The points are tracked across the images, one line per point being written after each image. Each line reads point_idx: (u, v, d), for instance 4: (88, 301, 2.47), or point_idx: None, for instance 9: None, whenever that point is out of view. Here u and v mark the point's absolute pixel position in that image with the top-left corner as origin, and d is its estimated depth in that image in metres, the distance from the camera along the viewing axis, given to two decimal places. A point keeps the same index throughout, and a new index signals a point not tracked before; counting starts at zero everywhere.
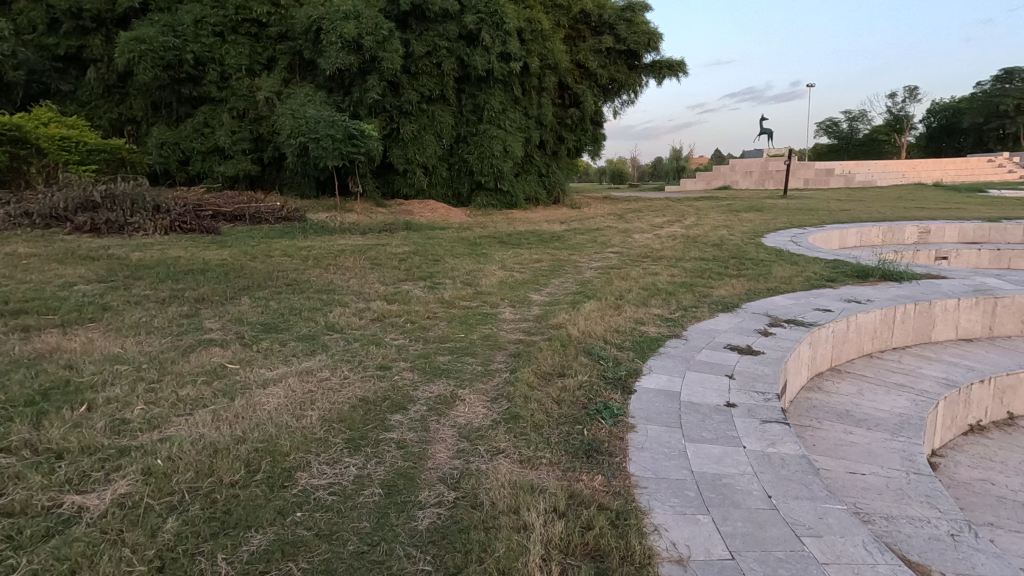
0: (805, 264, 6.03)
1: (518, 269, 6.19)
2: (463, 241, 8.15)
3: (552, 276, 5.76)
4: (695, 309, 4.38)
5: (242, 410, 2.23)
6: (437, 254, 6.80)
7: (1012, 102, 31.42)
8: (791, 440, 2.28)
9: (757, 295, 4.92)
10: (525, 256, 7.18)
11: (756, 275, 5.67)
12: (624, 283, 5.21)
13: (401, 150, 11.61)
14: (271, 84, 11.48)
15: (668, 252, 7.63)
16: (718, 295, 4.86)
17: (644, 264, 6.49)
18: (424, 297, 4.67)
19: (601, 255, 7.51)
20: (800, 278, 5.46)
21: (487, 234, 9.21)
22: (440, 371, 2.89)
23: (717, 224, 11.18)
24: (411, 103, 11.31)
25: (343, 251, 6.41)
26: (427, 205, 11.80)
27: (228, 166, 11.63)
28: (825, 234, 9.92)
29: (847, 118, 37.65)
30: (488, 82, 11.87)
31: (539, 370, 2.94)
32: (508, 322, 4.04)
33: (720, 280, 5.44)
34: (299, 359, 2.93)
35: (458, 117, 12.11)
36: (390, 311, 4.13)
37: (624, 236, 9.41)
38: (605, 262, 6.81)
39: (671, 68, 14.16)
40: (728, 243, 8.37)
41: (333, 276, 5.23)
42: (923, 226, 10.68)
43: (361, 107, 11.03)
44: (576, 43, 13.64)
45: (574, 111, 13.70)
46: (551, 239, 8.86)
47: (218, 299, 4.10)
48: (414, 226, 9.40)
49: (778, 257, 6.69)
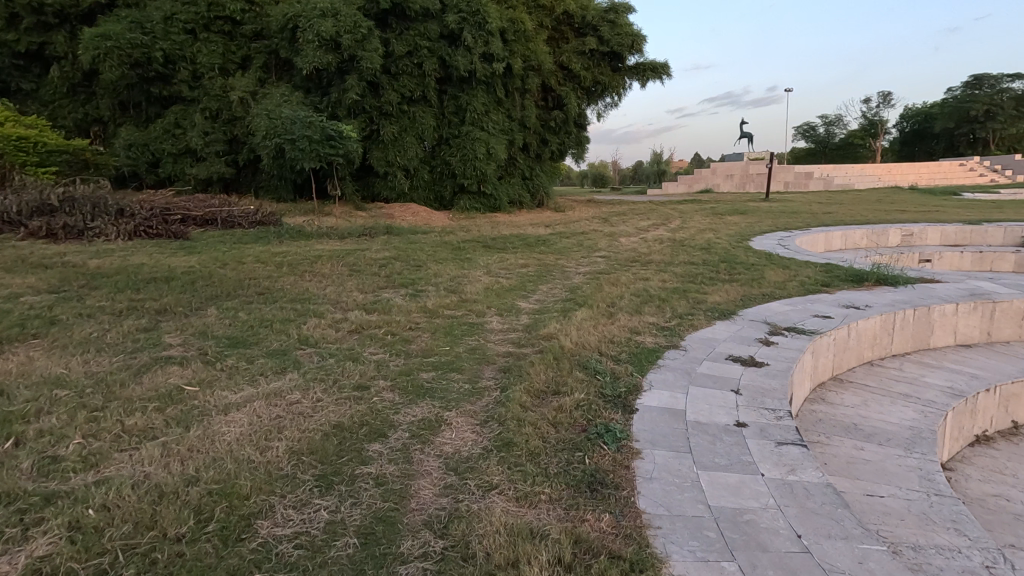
0: (798, 269, 5.90)
1: (504, 275, 5.95)
2: (446, 246, 7.89)
3: (540, 282, 5.54)
4: (691, 316, 4.19)
5: (197, 443, 1.96)
6: (419, 260, 6.54)
7: (981, 108, 32.20)
8: (811, 466, 2.08)
9: (752, 301, 4.75)
10: (511, 261, 6.95)
11: (749, 280, 5.52)
12: (615, 290, 5.02)
13: (381, 152, 11.31)
14: (246, 83, 11.09)
15: (656, 256, 7.47)
16: (713, 301, 4.68)
17: (633, 269, 6.31)
18: (406, 306, 4.41)
19: (589, 259, 7.31)
20: (794, 283, 5.32)
21: (470, 239, 8.97)
22: (424, 391, 2.64)
23: (702, 228, 11.09)
24: (392, 104, 11.02)
25: (320, 257, 6.10)
26: (409, 209, 11.51)
27: (200, 168, 11.21)
28: (811, 238, 9.87)
29: (823, 123, 38.25)
30: (470, 83, 11.64)
31: (532, 388, 2.71)
32: (496, 333, 3.81)
33: (713, 286, 5.27)
34: (266, 379, 2.65)
35: (440, 119, 11.85)
36: (369, 323, 3.86)
37: (610, 239, 9.25)
38: (593, 267, 6.61)
39: (655, 70, 14.09)
40: (716, 246, 8.25)
41: (308, 283, 4.94)
42: (906, 229, 10.70)
43: (339, 107, 10.71)
44: (560, 45, 13.49)
45: (558, 114, 13.54)
46: (537, 244, 8.65)
47: (181, 311, 3.79)
48: (395, 230, 9.12)
49: (769, 261, 6.57)
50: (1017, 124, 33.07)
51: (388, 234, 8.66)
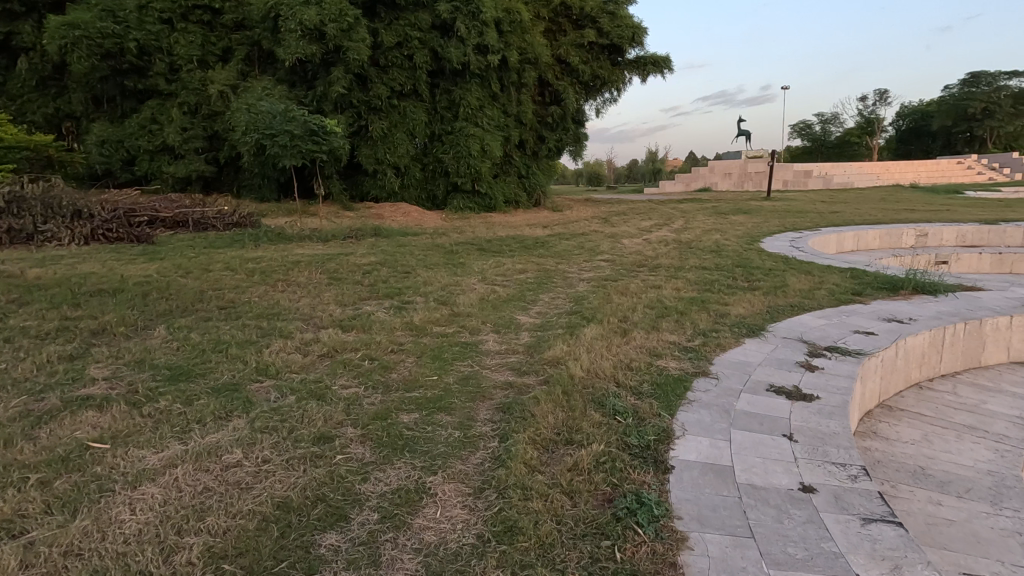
0: (823, 275, 5.39)
1: (501, 283, 5.42)
2: (438, 250, 7.35)
3: (540, 291, 5.01)
4: (717, 333, 3.66)
5: (78, 542, 1.42)
6: (408, 265, 6.00)
7: (979, 105, 31.90)
8: (919, 560, 1.54)
9: (781, 313, 4.23)
10: (507, 266, 6.41)
11: (772, 288, 4.99)
12: (626, 300, 4.49)
13: (371, 149, 10.75)
14: (226, 76, 10.49)
15: (664, 259, 6.97)
16: (738, 313, 4.15)
17: (642, 275, 5.77)
18: (391, 322, 3.86)
19: (592, 263, 6.79)
20: (822, 291, 4.80)
21: (464, 241, 8.43)
22: (403, 444, 2.09)
23: (707, 228, 10.59)
24: (381, 99, 10.45)
25: (298, 263, 5.55)
26: (399, 209, 10.96)
27: (178, 166, 10.62)
28: (822, 238, 9.38)
29: (820, 121, 37.89)
30: (464, 76, 11.09)
31: (539, 437, 2.17)
32: (492, 356, 3.27)
33: (733, 295, 4.75)
34: (202, 428, 2.11)
35: (432, 114, 11.27)
36: (345, 344, 3.31)
37: (612, 241, 8.73)
38: (597, 273, 6.09)
39: (656, 64, 13.57)
40: (726, 249, 7.74)
41: (280, 295, 4.38)
42: (920, 229, 10.21)
43: (325, 102, 10.15)
44: (557, 38, 12.96)
45: (555, 109, 13.01)
46: (534, 246, 8.13)
47: (122, 332, 3.24)
48: (384, 232, 8.57)
49: (788, 265, 6.06)
50: (1015, 122, 32.79)
51: (377, 236, 8.12)
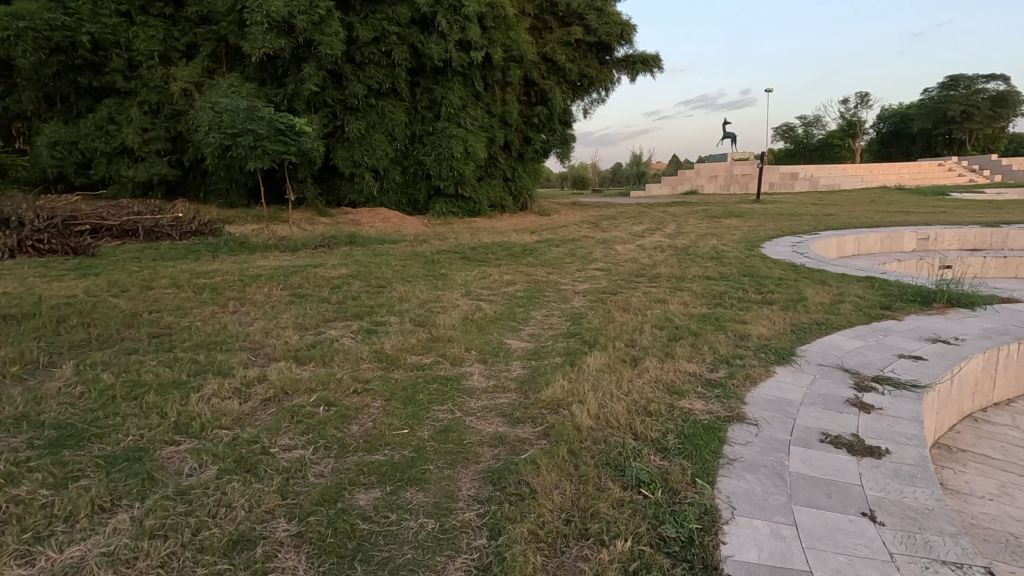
0: (842, 286, 4.90)
1: (487, 298, 4.85)
2: (417, 259, 6.77)
3: (532, 308, 4.44)
4: (742, 361, 3.11)
5: None
6: (383, 278, 5.41)
7: (959, 108, 32.10)
8: None
9: (809, 332, 3.71)
10: (494, 278, 5.84)
11: (791, 301, 4.49)
12: (631, 319, 3.94)
13: (347, 151, 10.13)
14: (189, 74, 9.77)
15: (663, 268, 6.45)
16: (760, 334, 3.63)
17: (643, 287, 5.24)
18: (358, 351, 3.26)
19: (585, 273, 6.24)
20: (847, 305, 4.30)
21: (446, 249, 7.86)
22: (354, 549, 1.50)
23: (702, 232, 10.12)
24: (358, 98, 9.82)
25: (258, 277, 4.93)
26: (378, 214, 10.34)
27: (138, 169, 9.88)
28: (823, 242, 8.98)
29: (803, 124, 37.89)
30: (445, 74, 10.51)
31: (543, 531, 1.60)
32: (478, 396, 2.68)
33: (750, 310, 4.23)
34: (67, 531, 1.50)
35: (412, 114, 10.67)
36: (296, 383, 2.70)
37: (604, 248, 8.22)
38: (592, 284, 5.56)
39: (645, 63, 13.12)
40: (727, 255, 7.26)
41: (229, 317, 3.75)
42: (922, 232, 9.84)
43: (297, 101, 9.50)
44: (542, 35, 12.47)
45: (542, 109, 12.47)
46: (522, 254, 7.57)
47: (14, 372, 2.60)
48: (361, 239, 7.98)
49: (800, 274, 5.58)
50: (992, 124, 33.12)
51: (351, 244, 7.52)
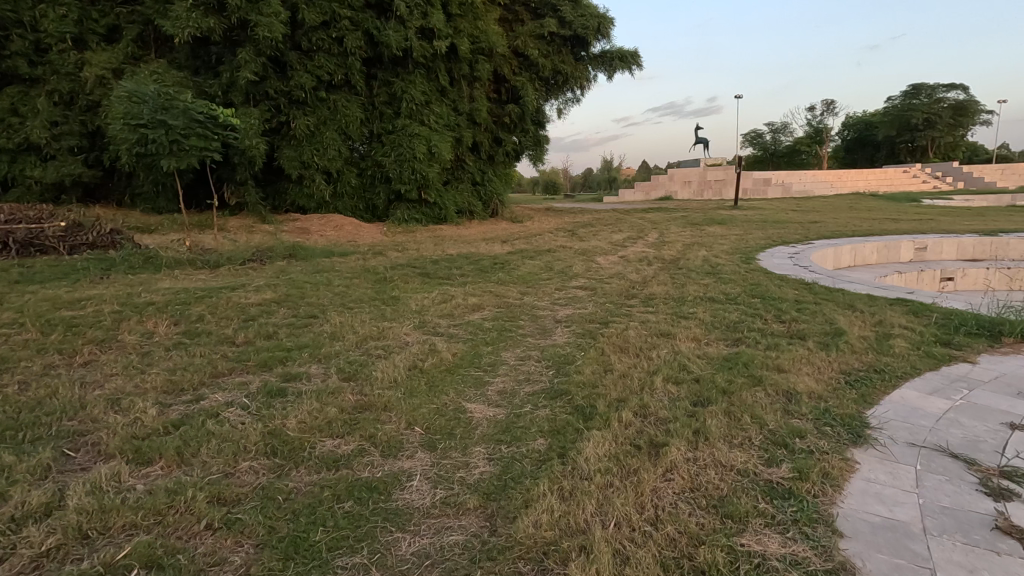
0: (878, 314, 4.06)
1: (446, 331, 3.84)
2: (366, 276, 5.70)
3: (502, 348, 3.45)
4: (806, 444, 2.16)
5: None
6: (319, 304, 4.35)
7: (922, 116, 32.49)
8: None
9: (871, 382, 2.80)
10: (457, 300, 4.83)
11: (829, 335, 3.60)
12: (635, 366, 2.98)
13: (294, 150, 8.98)
14: (107, 59, 8.46)
15: (655, 286, 5.54)
16: (809, 389, 2.71)
17: (639, 314, 4.29)
18: (246, 430, 2.20)
19: (565, 293, 5.29)
20: (900, 341, 3.42)
21: (403, 262, 6.83)
22: None
23: (687, 241, 9.31)
24: (305, 90, 8.67)
25: (147, 305, 3.81)
26: (329, 221, 9.20)
27: (46, 169, 8.60)
28: (820, 253, 8.22)
29: (770, 130, 37.94)
30: (406, 65, 9.48)
31: None
32: (415, 529, 1.66)
33: (782, 348, 3.31)
34: None
35: (369, 111, 9.57)
36: (110, 513, 1.62)
37: (584, 261, 7.27)
38: (576, 309, 4.61)
39: (623, 59, 12.32)
40: (724, 270, 6.39)
41: (69, 376, 2.63)
42: (918, 241, 9.21)
43: (234, 92, 8.33)
44: (513, 28, 11.57)
45: (513, 108, 11.50)
46: (491, 268, 6.57)
47: None
48: (305, 252, 6.87)
49: (820, 297, 4.73)
50: (953, 132, 33.58)
51: (291, 257, 6.40)
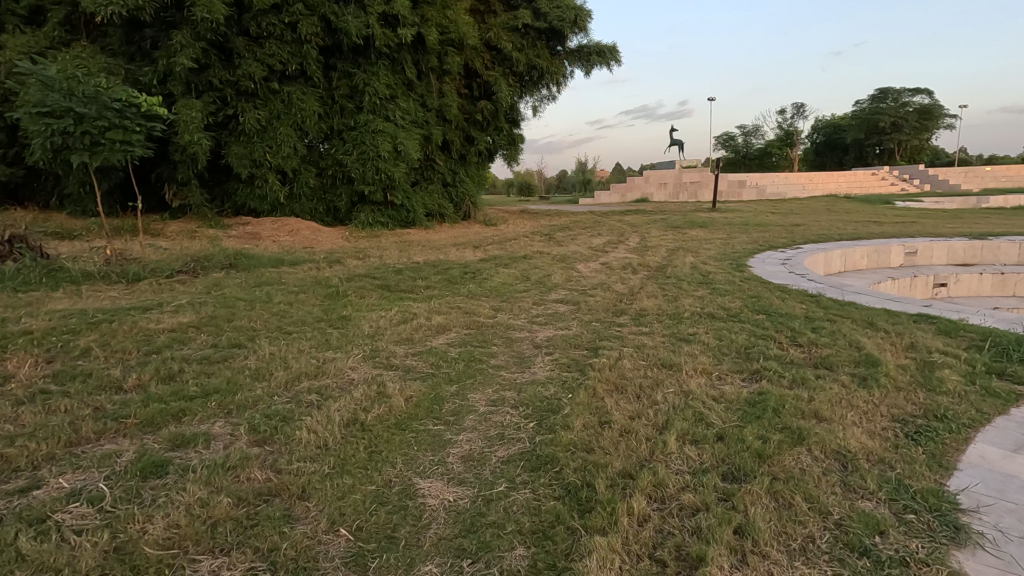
0: (906, 336, 3.51)
1: (401, 365, 3.14)
2: (315, 290, 4.95)
3: (470, 390, 2.77)
4: (896, 550, 1.53)
5: None
6: (249, 329, 3.60)
7: (890, 119, 32.94)
8: None
9: (939, 435, 2.20)
10: (419, 320, 4.13)
11: (863, 365, 3.02)
12: (639, 417, 2.33)
13: (243, 146, 8.14)
14: (25, 43, 7.50)
15: (646, 299, 4.94)
16: (866, 449, 2.09)
17: (632, 337, 3.65)
18: (74, 552, 1.46)
19: (545, 309, 4.64)
20: (948, 372, 2.85)
21: (361, 272, 6.09)
22: None
23: (671, 246, 8.78)
24: (254, 81, 7.85)
25: (19, 336, 3.02)
26: (284, 226, 8.38)
27: None
28: (811, 259, 7.76)
29: (742, 134, 38.14)
30: (368, 55, 8.73)
31: None
32: None
33: (814, 386, 2.71)
34: None
35: (328, 105, 8.78)
36: None
37: (564, 269, 6.63)
38: (557, 330, 3.97)
39: (601, 54, 11.79)
40: (717, 280, 5.82)
41: None
42: (909, 245, 8.85)
43: (172, 81, 7.47)
44: (485, 19, 10.92)
45: (486, 104, 10.83)
46: (461, 279, 5.88)
47: None
48: (249, 260, 6.06)
49: (833, 314, 4.17)
50: (920, 135, 34.09)
51: (230, 267, 5.60)
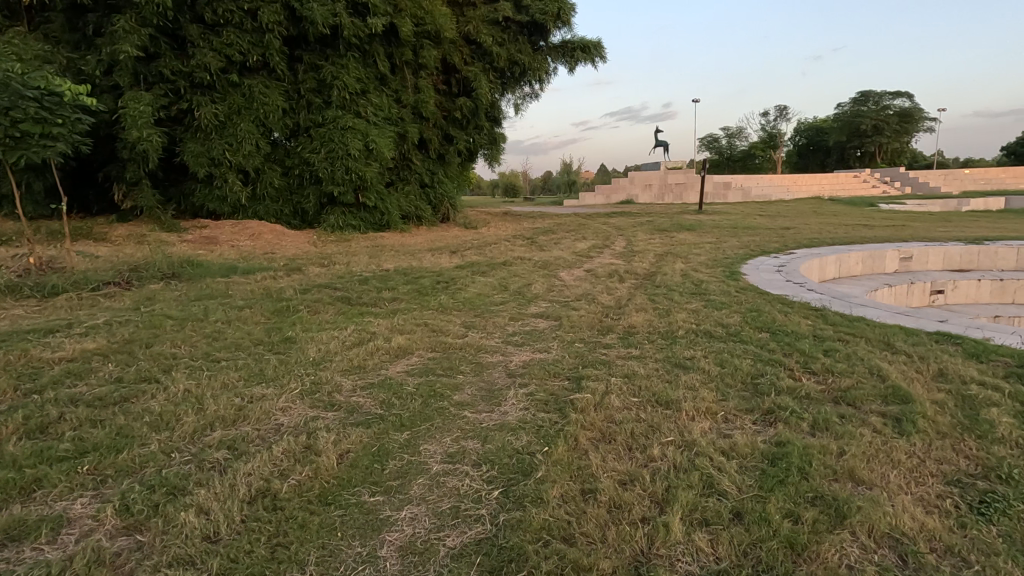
0: (933, 361, 3.06)
1: (343, 404, 2.60)
2: (264, 304, 4.39)
3: (425, 440, 2.25)
4: None
5: None
6: (170, 356, 3.03)
7: (872, 121, 33.03)
8: None
9: (1011, 505, 1.73)
10: (377, 341, 3.59)
11: (893, 401, 2.55)
12: (632, 485, 1.83)
13: (199, 143, 7.53)
14: None
15: (635, 313, 4.45)
16: (926, 532, 1.61)
17: (620, 364, 3.15)
18: None
19: (522, 326, 4.13)
20: (996, 412, 2.39)
21: (323, 281, 5.53)
22: None
23: (659, 251, 8.33)
24: (210, 72, 7.24)
25: None
26: (245, 229, 7.78)
27: None
28: (806, 265, 7.35)
29: (726, 136, 38.06)
30: (337, 47, 8.16)
31: None
32: None
33: (842, 432, 2.22)
34: None
35: (294, 99, 8.18)
36: None
37: (545, 277, 6.12)
38: (535, 353, 3.46)
39: (585, 50, 11.35)
40: (711, 290, 5.36)
41: None
42: (904, 250, 8.49)
43: (118, 71, 6.85)
44: (464, 12, 10.39)
45: (466, 101, 10.29)
46: (433, 289, 5.36)
47: None
48: (197, 269, 5.46)
49: (845, 332, 3.72)
50: (901, 138, 34.26)
51: (171, 278, 4.99)
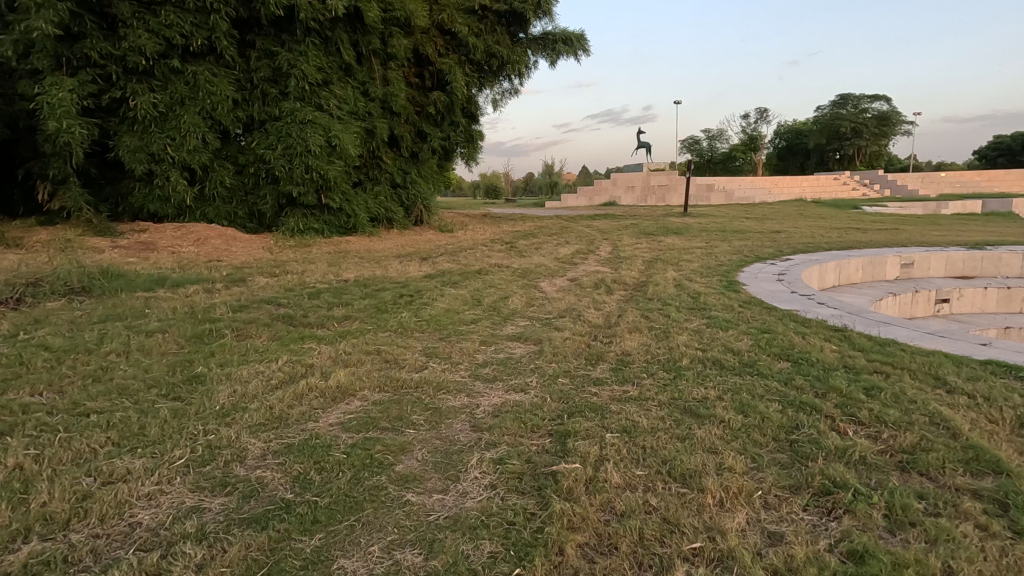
0: (1004, 404, 2.46)
1: (240, 482, 1.88)
2: (184, 325, 3.63)
3: (343, 550, 1.54)
4: None
5: None
6: (16, 411, 2.26)
7: (851, 124, 33.05)
8: None
9: None
10: (311, 377, 2.86)
11: (982, 473, 1.91)
12: None
13: (136, 136, 6.70)
14: None
15: (629, 334, 3.78)
16: None
17: (617, 411, 2.47)
18: None
19: (496, 353, 3.43)
20: None
21: (266, 295, 4.76)
22: None
23: (648, 257, 7.70)
24: (146, 56, 6.42)
25: None
26: (189, 232, 6.97)
27: None
28: (807, 272, 6.80)
29: (708, 138, 37.84)
30: (295, 32, 7.39)
31: None
32: None
33: (938, 530, 1.57)
34: None
35: (247, 89, 7.39)
36: None
37: (524, 289, 5.44)
38: (508, 393, 2.76)
39: (567, 42, 10.75)
40: (712, 304, 4.72)
41: None
42: (905, 255, 8.04)
43: (36, 53, 6.00)
44: None
45: (440, 95, 9.58)
46: (394, 304, 4.64)
47: None
48: (115, 281, 4.66)
49: (882, 360, 3.11)
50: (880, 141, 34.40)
51: (78, 294, 4.18)
